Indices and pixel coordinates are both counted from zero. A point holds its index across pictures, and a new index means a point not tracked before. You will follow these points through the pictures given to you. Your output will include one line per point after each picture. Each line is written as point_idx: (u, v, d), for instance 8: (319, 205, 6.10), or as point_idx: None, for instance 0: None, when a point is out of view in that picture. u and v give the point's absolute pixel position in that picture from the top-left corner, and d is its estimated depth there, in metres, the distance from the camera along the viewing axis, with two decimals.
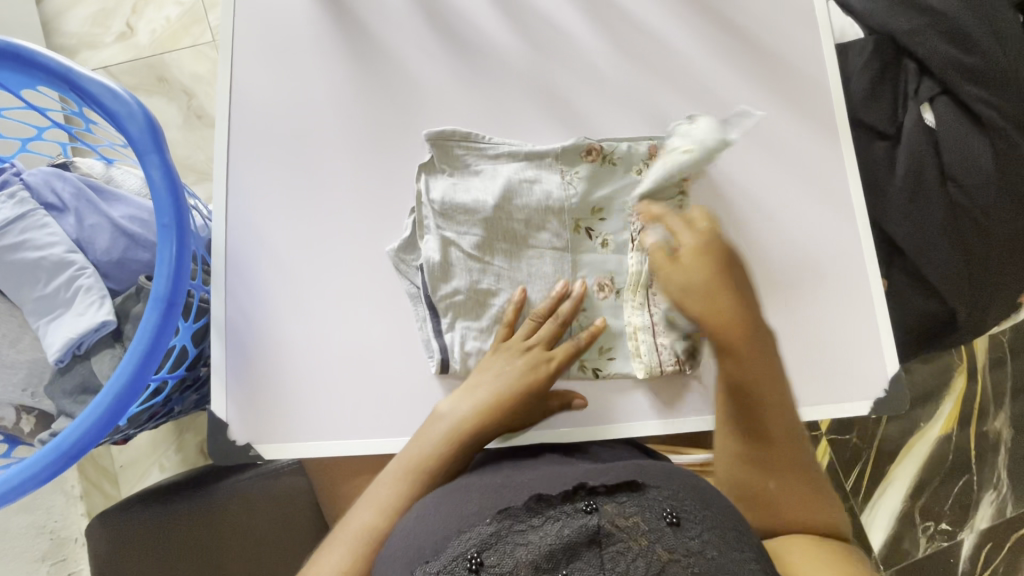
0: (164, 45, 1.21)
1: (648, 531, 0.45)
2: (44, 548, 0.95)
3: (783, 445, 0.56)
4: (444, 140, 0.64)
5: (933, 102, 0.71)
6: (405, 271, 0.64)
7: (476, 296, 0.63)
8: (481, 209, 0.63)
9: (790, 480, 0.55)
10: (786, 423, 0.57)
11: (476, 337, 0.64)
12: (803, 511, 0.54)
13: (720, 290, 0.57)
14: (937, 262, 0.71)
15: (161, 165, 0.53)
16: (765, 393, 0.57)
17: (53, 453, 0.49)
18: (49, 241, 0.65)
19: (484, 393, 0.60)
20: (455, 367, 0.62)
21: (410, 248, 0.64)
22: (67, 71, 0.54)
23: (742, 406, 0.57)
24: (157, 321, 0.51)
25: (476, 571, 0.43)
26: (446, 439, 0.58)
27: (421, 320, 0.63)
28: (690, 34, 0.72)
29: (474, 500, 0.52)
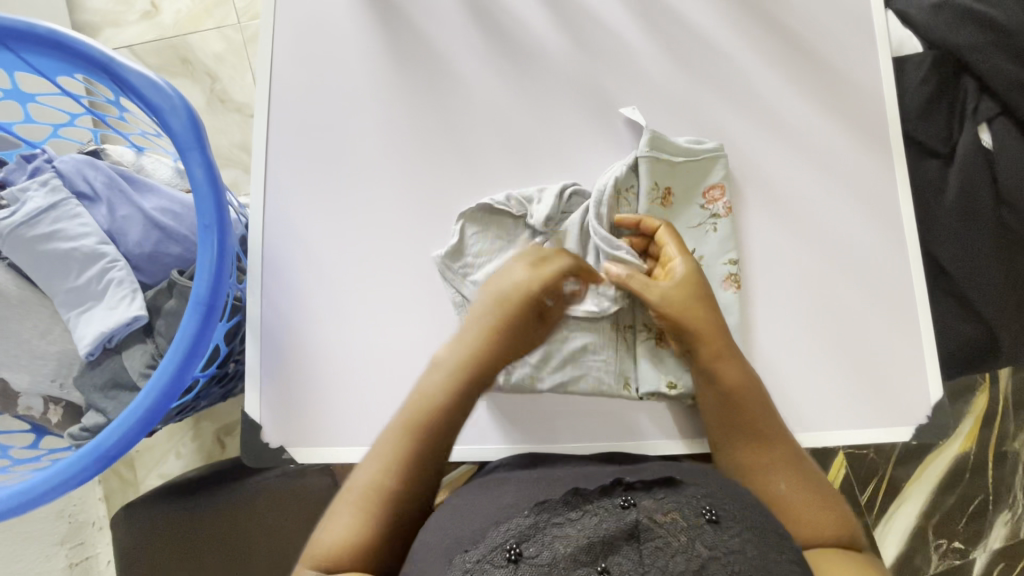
0: (189, 25, 1.19)
1: (687, 528, 0.43)
2: (63, 531, 0.94)
3: (777, 446, 0.56)
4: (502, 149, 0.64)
5: (992, 123, 0.68)
6: (450, 278, 0.62)
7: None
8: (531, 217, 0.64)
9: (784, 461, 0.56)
10: (755, 405, 0.57)
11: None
12: (817, 517, 0.52)
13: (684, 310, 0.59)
14: (983, 288, 0.69)
15: (204, 162, 0.51)
16: (753, 415, 0.57)
17: (90, 456, 0.49)
18: (80, 231, 0.64)
19: (485, 330, 0.57)
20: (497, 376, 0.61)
21: (457, 256, 0.62)
22: (109, 61, 0.52)
23: (725, 412, 0.58)
24: (198, 323, 0.50)
25: (515, 561, 0.42)
26: (445, 387, 0.55)
27: None
28: (743, 41, 0.69)
29: (512, 493, 0.52)
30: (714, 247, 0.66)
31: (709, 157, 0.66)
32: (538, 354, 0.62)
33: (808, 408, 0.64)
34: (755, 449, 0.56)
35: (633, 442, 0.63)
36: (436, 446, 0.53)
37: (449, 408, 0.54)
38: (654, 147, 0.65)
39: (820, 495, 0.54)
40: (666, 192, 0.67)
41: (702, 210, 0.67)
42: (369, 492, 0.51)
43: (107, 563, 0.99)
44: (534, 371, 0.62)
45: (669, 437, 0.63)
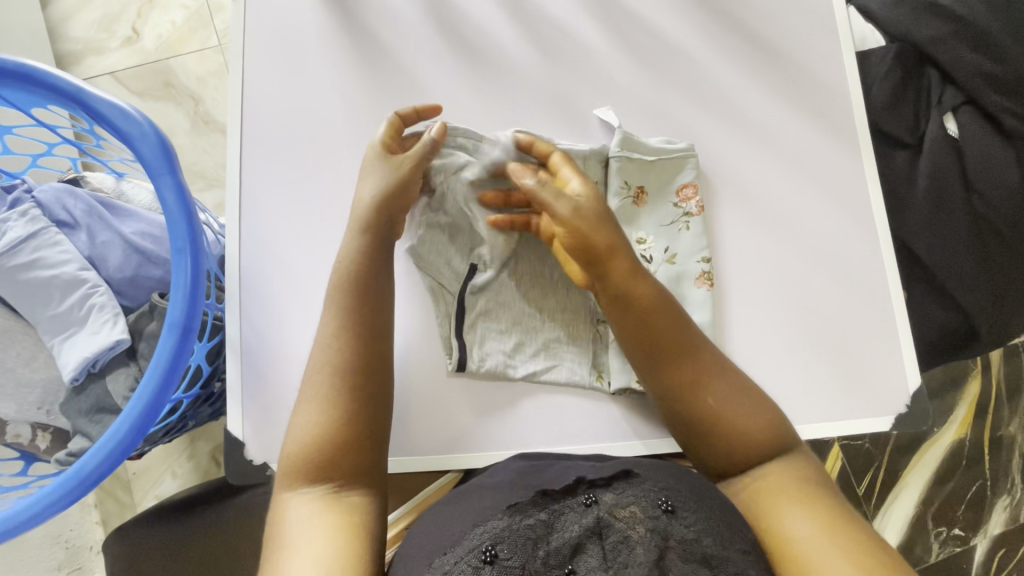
0: (170, 50, 1.20)
1: (645, 519, 0.44)
2: (59, 556, 0.96)
3: (705, 380, 0.54)
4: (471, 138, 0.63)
5: (957, 112, 0.69)
6: (427, 267, 0.63)
7: (498, 299, 0.64)
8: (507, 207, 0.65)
9: (712, 399, 0.54)
10: (668, 321, 0.55)
11: (495, 338, 0.63)
12: (752, 446, 0.52)
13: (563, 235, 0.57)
14: (958, 275, 0.70)
15: (174, 186, 0.52)
16: (661, 331, 0.55)
17: (73, 479, 0.50)
18: (61, 259, 0.65)
19: (366, 186, 0.59)
20: (472, 366, 0.62)
21: (430, 245, 0.63)
22: (79, 91, 0.53)
23: (648, 346, 0.56)
24: (175, 345, 0.51)
25: (491, 563, 0.42)
26: (360, 251, 0.58)
27: (442, 318, 0.63)
28: (707, 43, 0.70)
29: (488, 498, 0.52)
30: (689, 245, 0.67)
31: (681, 157, 0.67)
32: (510, 343, 0.63)
33: (788, 402, 0.64)
34: (682, 391, 0.55)
35: (618, 443, 0.63)
36: (370, 307, 0.56)
37: (369, 279, 0.57)
38: (626, 147, 0.66)
39: (754, 425, 0.53)
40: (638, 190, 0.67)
41: (676, 208, 0.68)
42: (325, 375, 0.53)
43: None
44: (507, 359, 0.63)
45: (657, 433, 0.63)
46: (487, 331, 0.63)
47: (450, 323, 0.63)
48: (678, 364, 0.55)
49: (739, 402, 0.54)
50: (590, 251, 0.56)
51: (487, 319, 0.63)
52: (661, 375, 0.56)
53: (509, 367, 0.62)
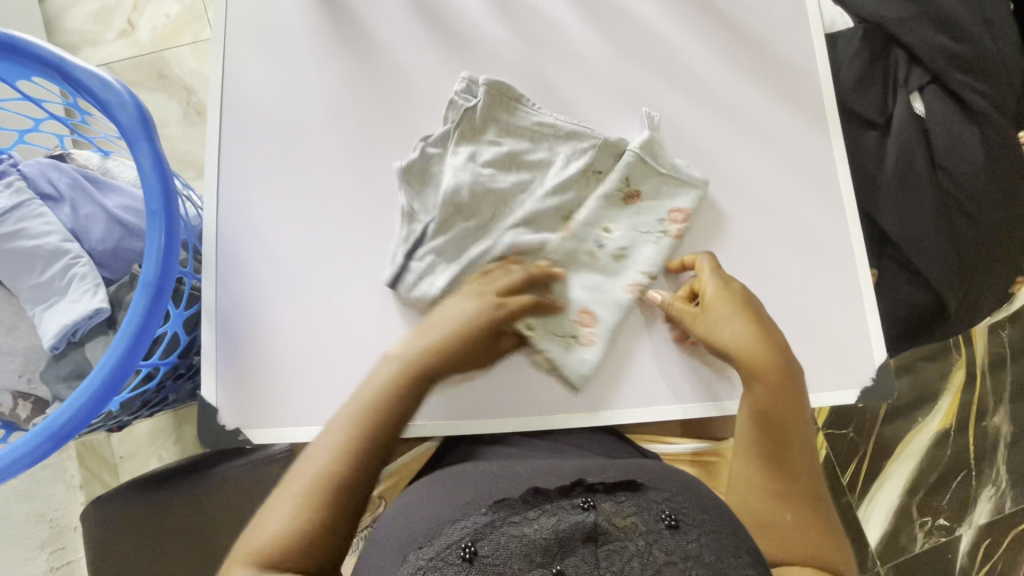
0: (165, 42, 1.22)
1: (645, 532, 0.43)
2: (43, 535, 0.96)
3: (800, 477, 0.54)
4: (501, 91, 0.66)
5: (923, 91, 0.71)
6: (407, 188, 0.65)
7: (455, 236, 0.64)
8: (507, 164, 0.66)
9: (794, 488, 0.53)
10: (795, 414, 0.57)
11: (441, 267, 0.64)
12: (810, 553, 0.50)
13: (732, 318, 0.59)
14: (927, 252, 0.70)
15: (151, 152, 0.54)
16: (788, 420, 0.56)
17: (43, 434, 0.51)
18: (44, 230, 0.66)
19: (445, 329, 0.57)
20: (404, 287, 0.63)
21: (416, 177, 0.65)
22: (61, 62, 0.55)
23: (769, 428, 0.56)
24: (147, 304, 0.52)
25: (469, 560, 0.42)
26: (383, 384, 0.53)
27: (399, 241, 0.64)
28: (679, 25, 0.71)
29: (469, 492, 0.51)
30: (662, 249, 0.66)
31: (686, 181, 0.67)
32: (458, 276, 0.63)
33: None
34: (772, 464, 0.54)
35: (588, 414, 0.64)
36: (384, 436, 0.51)
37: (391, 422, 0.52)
38: (645, 150, 0.66)
39: (821, 532, 0.52)
40: (632, 192, 0.67)
41: (659, 223, 0.67)
42: (317, 484, 0.48)
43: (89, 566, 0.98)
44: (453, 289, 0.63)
45: (624, 405, 0.64)
46: (442, 258, 0.64)
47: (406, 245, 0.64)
48: (794, 461, 0.55)
49: (812, 504, 0.53)
50: (777, 345, 0.59)
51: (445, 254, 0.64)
52: (757, 448, 0.55)
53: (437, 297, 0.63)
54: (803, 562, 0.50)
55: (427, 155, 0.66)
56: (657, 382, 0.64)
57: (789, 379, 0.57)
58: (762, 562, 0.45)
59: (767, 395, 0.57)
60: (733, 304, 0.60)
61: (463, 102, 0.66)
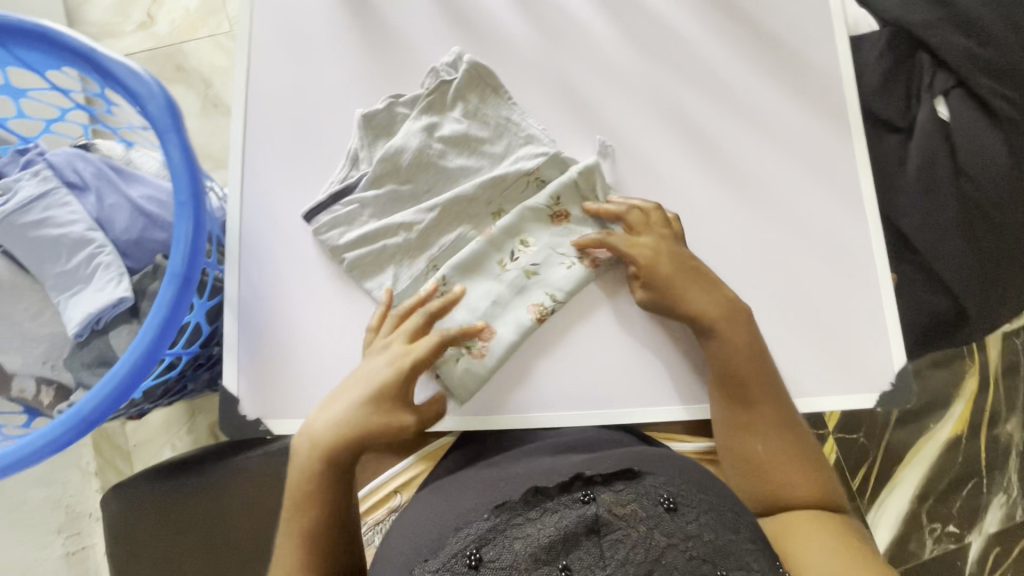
0: (183, 34, 1.23)
1: (646, 518, 0.43)
2: (59, 521, 0.96)
3: (762, 417, 0.59)
4: (480, 77, 0.68)
5: (948, 95, 0.71)
6: (367, 133, 0.67)
7: (387, 202, 0.66)
8: (461, 149, 0.67)
9: (762, 423, 0.59)
10: (749, 361, 0.59)
11: (360, 216, 0.65)
12: (793, 482, 0.56)
13: (687, 283, 0.61)
14: (946, 256, 0.70)
15: (179, 143, 0.54)
16: (742, 364, 0.59)
17: (72, 420, 0.52)
18: (70, 218, 0.67)
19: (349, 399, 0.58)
20: (320, 224, 0.65)
21: (376, 128, 0.67)
22: (92, 52, 0.56)
23: (727, 381, 0.60)
24: (174, 295, 0.53)
25: (475, 567, 0.42)
26: (311, 454, 0.57)
27: (338, 177, 0.67)
28: (701, 25, 0.71)
29: (471, 497, 0.52)
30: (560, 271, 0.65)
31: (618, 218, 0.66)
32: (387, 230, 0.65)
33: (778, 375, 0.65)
34: (734, 407, 0.60)
35: (605, 410, 0.63)
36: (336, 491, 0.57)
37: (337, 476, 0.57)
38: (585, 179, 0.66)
39: (798, 458, 0.58)
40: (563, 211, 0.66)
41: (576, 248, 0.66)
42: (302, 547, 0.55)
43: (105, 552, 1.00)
44: (383, 238, 0.64)
45: (643, 401, 0.63)
46: (377, 211, 0.66)
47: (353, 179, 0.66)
48: (755, 407, 0.59)
49: (786, 432, 0.59)
50: (725, 297, 0.61)
51: (379, 208, 0.66)
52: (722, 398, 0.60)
53: (347, 255, 0.64)
54: (804, 505, 0.56)
55: (393, 112, 0.67)
56: (677, 378, 0.64)
57: (739, 329, 0.60)
58: (761, 538, 0.46)
59: (724, 352, 0.60)
60: (662, 255, 0.62)
61: (440, 75, 0.68)
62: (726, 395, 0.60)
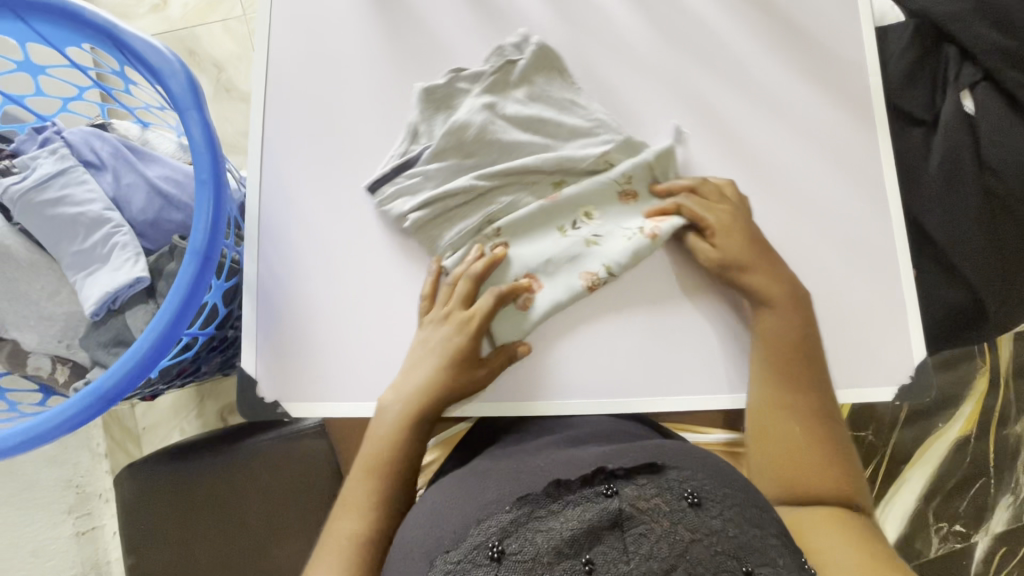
0: (196, 18, 1.22)
1: (670, 513, 0.43)
2: (70, 501, 0.97)
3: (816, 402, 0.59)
4: (547, 59, 0.67)
5: (975, 88, 0.70)
6: (425, 104, 0.66)
7: (450, 168, 0.64)
8: (523, 128, 0.66)
9: (802, 406, 0.59)
10: (810, 344, 0.60)
11: (420, 186, 0.64)
12: (820, 470, 0.57)
13: (754, 261, 0.61)
14: (968, 252, 0.70)
15: (201, 121, 0.54)
16: (799, 345, 0.60)
17: (90, 398, 0.52)
18: (87, 197, 0.67)
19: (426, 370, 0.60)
20: (384, 190, 0.65)
21: (434, 98, 0.66)
22: (114, 29, 0.55)
23: (777, 361, 0.60)
24: (194, 274, 0.53)
25: (498, 560, 0.42)
26: (397, 422, 0.59)
27: (399, 147, 0.66)
28: (725, 13, 0.70)
29: (493, 488, 0.51)
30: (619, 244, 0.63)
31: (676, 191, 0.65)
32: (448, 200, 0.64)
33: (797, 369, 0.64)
34: (787, 391, 0.59)
35: (616, 401, 0.63)
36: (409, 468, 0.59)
37: (410, 450, 0.59)
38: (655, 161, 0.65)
39: (830, 449, 0.58)
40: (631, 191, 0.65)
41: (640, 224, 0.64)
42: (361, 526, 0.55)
43: (113, 534, 1.00)
44: (440, 205, 0.63)
45: (659, 393, 0.63)
46: (440, 181, 0.64)
47: (409, 145, 0.65)
48: (812, 388, 0.60)
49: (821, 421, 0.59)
50: (786, 276, 0.62)
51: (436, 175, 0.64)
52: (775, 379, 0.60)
53: (414, 214, 0.63)
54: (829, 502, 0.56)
55: (453, 87, 0.66)
56: (694, 371, 0.63)
57: (806, 308, 0.61)
58: (787, 534, 0.45)
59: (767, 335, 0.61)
60: (724, 230, 0.62)
61: (502, 55, 0.68)
62: (781, 376, 0.60)
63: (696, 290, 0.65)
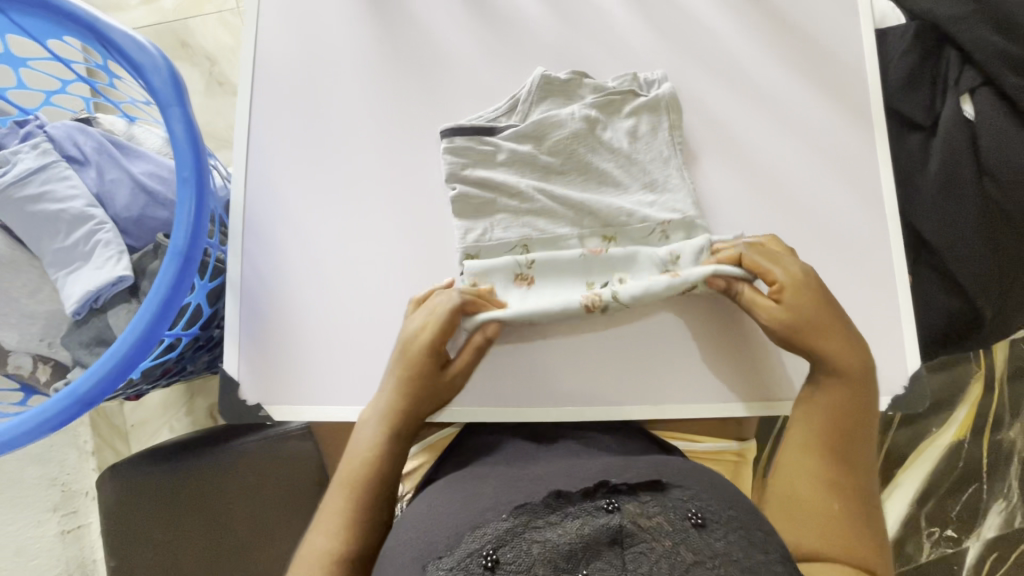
0: (188, 10, 1.20)
1: (673, 532, 0.42)
2: (56, 499, 0.97)
3: (850, 456, 0.55)
4: (654, 101, 0.65)
5: (975, 93, 0.68)
6: (544, 95, 0.65)
7: (512, 159, 0.64)
8: (596, 154, 0.64)
9: (844, 476, 0.54)
10: (854, 397, 0.56)
11: (498, 165, 0.64)
12: (847, 548, 0.50)
13: (829, 326, 0.57)
14: (965, 259, 0.68)
15: (184, 118, 0.52)
16: (845, 396, 0.56)
17: (68, 400, 0.50)
18: (69, 193, 0.65)
19: (410, 370, 0.58)
20: (451, 159, 0.63)
21: (551, 91, 0.65)
22: (95, 22, 0.54)
23: (835, 424, 0.56)
24: (175, 274, 0.52)
25: (491, 569, 0.40)
26: (381, 437, 0.57)
27: (484, 121, 0.65)
28: (723, 12, 0.69)
29: (489, 495, 0.50)
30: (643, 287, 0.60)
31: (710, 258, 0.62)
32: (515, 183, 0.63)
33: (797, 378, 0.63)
34: (822, 437, 0.55)
35: (606, 406, 0.62)
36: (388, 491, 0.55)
37: (387, 469, 0.56)
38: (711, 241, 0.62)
39: (865, 532, 0.52)
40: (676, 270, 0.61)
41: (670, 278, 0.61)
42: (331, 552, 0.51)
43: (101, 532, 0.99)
44: (501, 188, 0.63)
45: (646, 401, 0.62)
46: (518, 163, 0.64)
47: (489, 123, 0.65)
48: (850, 445, 0.55)
49: (858, 497, 0.54)
50: (860, 349, 0.57)
51: (499, 159, 0.64)
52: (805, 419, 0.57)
53: (457, 187, 0.63)
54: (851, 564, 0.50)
55: (573, 84, 0.66)
56: (680, 378, 0.62)
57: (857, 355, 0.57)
58: (790, 559, 0.44)
59: (820, 398, 0.57)
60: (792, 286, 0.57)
61: (636, 83, 0.66)
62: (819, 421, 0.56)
63: (696, 301, 0.64)
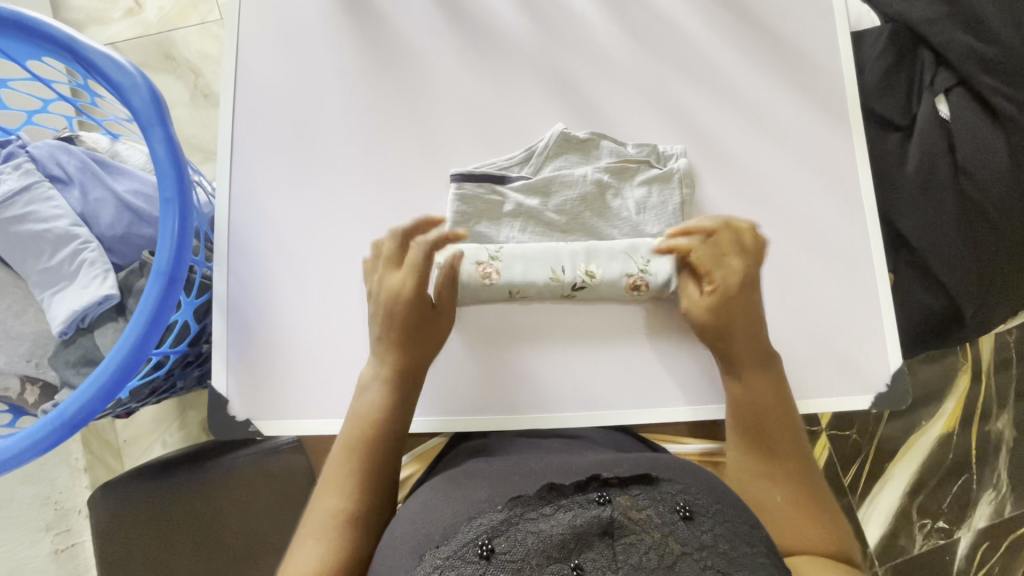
0: (171, 23, 1.20)
1: (661, 524, 0.42)
2: (48, 518, 0.96)
3: (788, 428, 0.58)
4: (659, 157, 0.67)
5: (949, 93, 0.70)
6: (562, 151, 0.67)
7: (519, 210, 0.65)
8: (603, 220, 0.66)
9: (784, 463, 0.57)
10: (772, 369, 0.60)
11: (507, 218, 0.65)
12: (802, 526, 0.53)
13: (738, 322, 0.60)
14: (944, 257, 0.69)
15: (165, 139, 0.53)
16: (755, 364, 0.60)
17: (55, 422, 0.50)
18: (53, 214, 0.65)
19: (397, 340, 0.60)
20: (462, 190, 0.64)
21: (568, 148, 0.67)
22: (73, 42, 0.54)
23: (748, 421, 0.59)
24: (160, 294, 0.52)
25: (487, 557, 0.40)
26: (380, 402, 0.58)
27: (497, 165, 0.66)
28: (700, 19, 0.70)
29: (483, 489, 0.50)
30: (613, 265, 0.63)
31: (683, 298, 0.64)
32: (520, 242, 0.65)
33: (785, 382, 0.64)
34: (763, 411, 0.59)
35: (592, 413, 0.63)
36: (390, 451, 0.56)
37: (388, 431, 0.57)
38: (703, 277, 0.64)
39: (817, 514, 0.54)
40: (644, 280, 0.63)
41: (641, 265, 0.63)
42: (337, 517, 0.52)
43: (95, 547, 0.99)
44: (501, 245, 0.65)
45: (633, 405, 0.63)
46: (527, 219, 0.65)
47: (498, 172, 0.66)
48: (782, 415, 0.59)
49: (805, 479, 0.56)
50: (760, 339, 0.60)
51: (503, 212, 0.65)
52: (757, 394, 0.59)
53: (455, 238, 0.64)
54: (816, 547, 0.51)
55: (590, 144, 0.67)
56: (664, 381, 0.64)
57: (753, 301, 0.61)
58: (775, 553, 0.45)
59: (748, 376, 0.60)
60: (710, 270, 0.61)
61: (654, 155, 0.67)
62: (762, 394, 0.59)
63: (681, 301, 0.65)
